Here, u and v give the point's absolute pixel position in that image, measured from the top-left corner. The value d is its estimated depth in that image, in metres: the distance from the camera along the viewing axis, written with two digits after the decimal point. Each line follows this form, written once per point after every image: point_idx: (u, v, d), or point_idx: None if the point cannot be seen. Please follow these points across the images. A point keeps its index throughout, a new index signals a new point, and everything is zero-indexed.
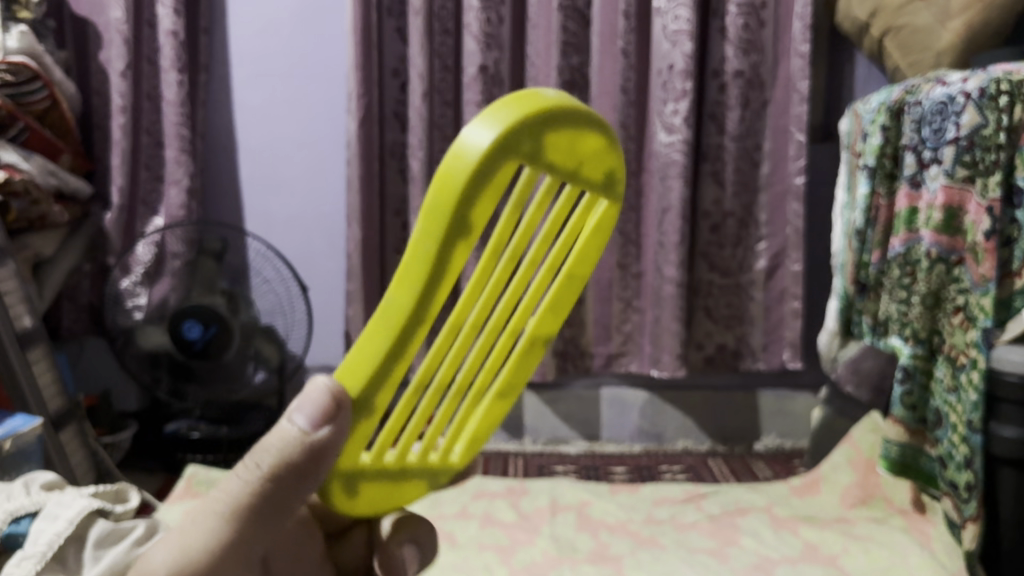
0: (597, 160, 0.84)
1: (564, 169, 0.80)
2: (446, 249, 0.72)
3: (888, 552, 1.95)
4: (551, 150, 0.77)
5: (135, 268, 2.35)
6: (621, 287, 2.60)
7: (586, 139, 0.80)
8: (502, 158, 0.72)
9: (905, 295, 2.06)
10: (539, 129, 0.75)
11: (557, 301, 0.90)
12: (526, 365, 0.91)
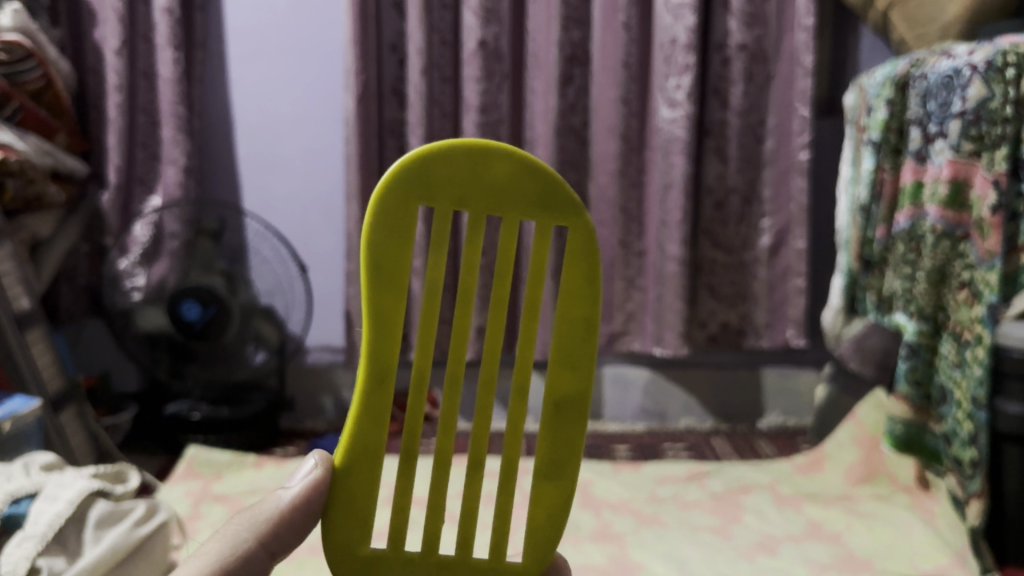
0: (526, 181, 0.95)
1: (491, 202, 0.95)
2: (383, 307, 0.95)
3: (892, 529, 1.94)
4: (449, 182, 0.94)
5: (133, 248, 2.32)
6: (624, 265, 2.58)
7: (499, 171, 0.94)
8: (399, 212, 0.94)
9: (911, 271, 2.04)
10: (424, 168, 0.94)
11: (578, 359, 1.00)
12: (566, 427, 1.02)
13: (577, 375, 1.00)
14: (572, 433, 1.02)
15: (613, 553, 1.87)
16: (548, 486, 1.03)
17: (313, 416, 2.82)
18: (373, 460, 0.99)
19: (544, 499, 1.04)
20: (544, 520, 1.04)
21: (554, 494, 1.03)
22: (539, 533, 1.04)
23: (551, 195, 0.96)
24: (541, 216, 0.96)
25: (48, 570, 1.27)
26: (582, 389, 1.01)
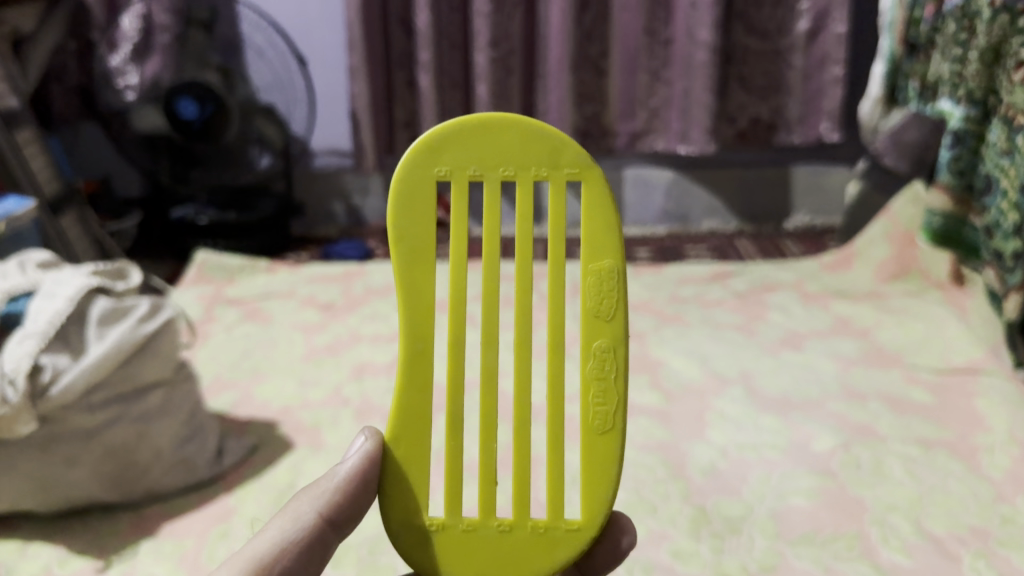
0: (530, 144, 0.85)
1: (500, 172, 0.86)
2: (420, 277, 0.87)
3: (924, 325, 1.89)
4: (458, 155, 0.86)
5: (122, 45, 2.14)
6: (648, 57, 2.41)
7: (501, 139, 0.86)
8: (416, 200, 0.87)
9: (961, 53, 1.87)
10: (437, 147, 0.86)
11: (605, 307, 0.87)
12: (603, 378, 0.88)
13: (608, 321, 0.87)
14: (610, 384, 0.88)
15: (633, 351, 1.82)
16: (598, 439, 0.88)
17: (326, 223, 2.77)
18: (420, 445, 0.88)
19: (597, 452, 0.88)
20: (598, 478, 0.88)
21: (603, 448, 0.88)
22: (595, 491, 0.87)
23: (556, 151, 0.85)
24: (549, 175, 0.86)
25: (52, 369, 1.24)
26: (615, 332, 0.88)
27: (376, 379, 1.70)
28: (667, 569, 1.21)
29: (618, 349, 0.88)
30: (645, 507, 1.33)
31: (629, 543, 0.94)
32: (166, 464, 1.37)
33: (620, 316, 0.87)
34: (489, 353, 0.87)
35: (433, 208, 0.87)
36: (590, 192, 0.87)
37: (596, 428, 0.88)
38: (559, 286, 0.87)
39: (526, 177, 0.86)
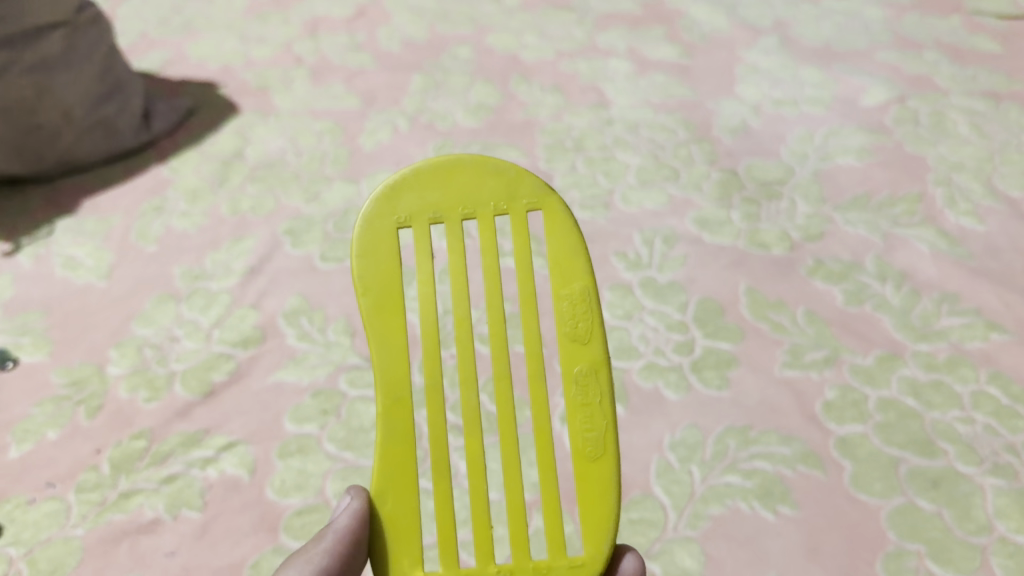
0: (479, 174, 0.63)
1: (456, 210, 0.63)
2: (387, 326, 0.61)
3: None
4: (418, 188, 0.63)
5: None
6: None
7: (449, 176, 0.63)
8: (371, 250, 0.62)
9: None
10: (399, 185, 0.63)
11: (580, 328, 0.63)
12: (591, 402, 0.62)
13: (587, 342, 0.62)
14: (598, 407, 0.62)
15: None
16: (598, 463, 0.61)
17: None
18: (407, 526, 0.59)
19: (592, 483, 0.61)
20: (594, 519, 0.60)
21: (600, 474, 0.61)
22: (593, 518, 0.60)
23: (517, 184, 0.64)
24: (510, 209, 0.63)
25: None
26: (596, 356, 0.62)
27: (335, 34, 1.38)
28: (693, 239, 0.97)
29: (601, 371, 0.62)
30: (665, 173, 1.07)
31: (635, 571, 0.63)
32: (80, 126, 1.11)
33: (598, 336, 0.62)
34: (469, 390, 0.61)
35: (393, 256, 0.62)
36: (553, 216, 0.64)
37: (591, 452, 0.61)
38: (530, 305, 0.62)
39: (486, 212, 0.63)
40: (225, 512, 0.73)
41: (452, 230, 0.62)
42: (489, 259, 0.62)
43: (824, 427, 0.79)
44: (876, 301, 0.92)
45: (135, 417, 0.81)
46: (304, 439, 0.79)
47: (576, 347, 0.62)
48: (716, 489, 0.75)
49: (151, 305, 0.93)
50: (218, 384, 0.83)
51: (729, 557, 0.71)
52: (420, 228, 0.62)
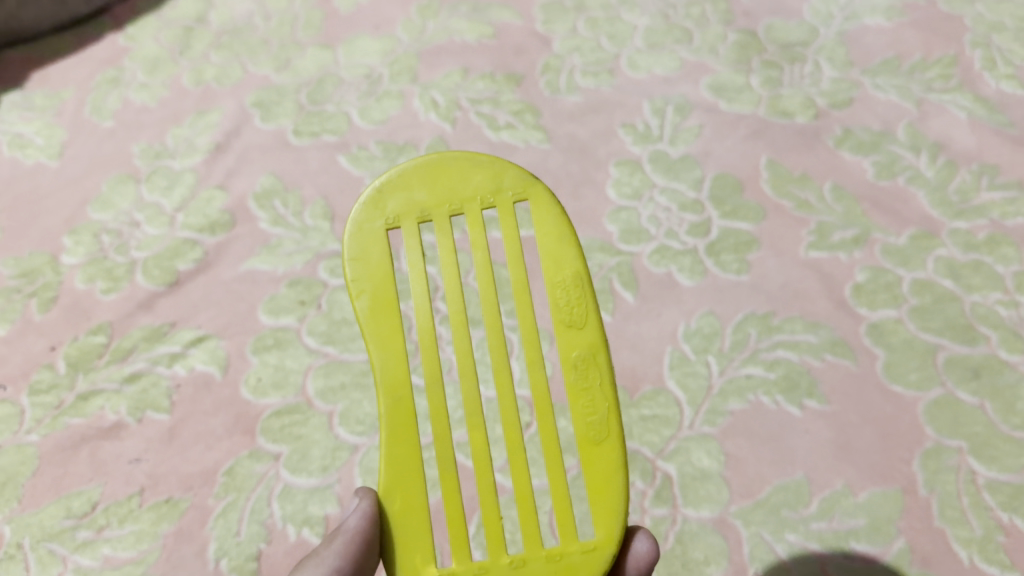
0: (460, 167, 0.52)
1: (440, 210, 0.51)
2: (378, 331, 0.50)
3: None
4: (408, 182, 0.52)
5: None
6: None
7: (427, 175, 0.52)
8: (360, 257, 0.51)
9: None
10: (385, 185, 0.52)
11: (574, 310, 0.51)
12: (589, 388, 0.50)
13: (582, 325, 0.50)
14: (598, 393, 0.50)
15: None
16: (604, 452, 0.49)
17: None
18: (415, 533, 0.47)
19: (601, 472, 0.49)
20: (604, 511, 0.48)
21: (606, 461, 0.49)
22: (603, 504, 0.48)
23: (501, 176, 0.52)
24: (498, 201, 0.52)
25: None
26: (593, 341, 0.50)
27: None
28: (708, 107, 0.87)
29: (600, 356, 0.50)
30: (675, 35, 0.94)
31: (645, 558, 0.51)
32: None
33: (594, 321, 0.50)
34: (469, 389, 0.49)
35: (385, 263, 0.51)
36: (541, 203, 0.52)
37: (593, 442, 0.49)
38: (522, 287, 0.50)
39: (474, 209, 0.51)
40: (195, 413, 0.66)
41: (441, 232, 0.51)
42: (479, 255, 0.50)
43: (855, 314, 0.71)
44: (909, 175, 0.82)
45: (94, 310, 0.73)
46: (281, 332, 0.70)
47: (575, 328, 0.50)
48: (735, 382, 0.67)
49: (108, 186, 0.84)
50: (183, 274, 0.75)
51: (752, 456, 0.64)
52: (409, 231, 0.51)
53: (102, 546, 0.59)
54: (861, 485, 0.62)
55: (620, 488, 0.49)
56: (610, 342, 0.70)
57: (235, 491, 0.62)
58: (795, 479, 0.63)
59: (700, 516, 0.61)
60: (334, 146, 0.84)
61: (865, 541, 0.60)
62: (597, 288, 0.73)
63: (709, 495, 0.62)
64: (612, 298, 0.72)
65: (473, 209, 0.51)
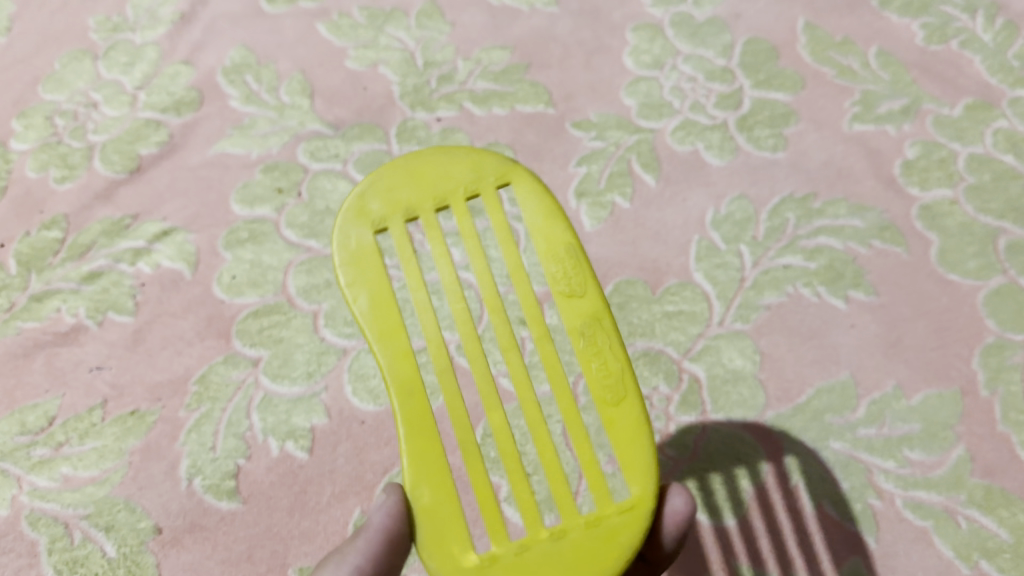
0: (436, 159, 0.42)
1: (423, 207, 0.42)
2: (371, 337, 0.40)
3: None
4: (386, 184, 0.42)
5: None
6: None
7: (402, 172, 0.42)
8: (353, 270, 0.41)
9: None
10: (363, 194, 0.42)
11: (570, 277, 0.42)
12: (600, 354, 0.41)
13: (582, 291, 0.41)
14: (610, 355, 0.41)
15: None
16: (627, 415, 0.40)
17: None
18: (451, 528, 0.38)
19: (629, 436, 0.40)
20: (637, 470, 0.40)
21: (629, 423, 0.40)
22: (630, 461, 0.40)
23: (480, 163, 0.43)
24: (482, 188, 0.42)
25: None
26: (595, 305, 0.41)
27: None
28: None
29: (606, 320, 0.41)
30: None
31: (680, 516, 0.41)
32: None
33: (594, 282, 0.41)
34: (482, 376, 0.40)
35: (376, 271, 0.41)
36: (527, 183, 0.43)
37: (611, 406, 0.40)
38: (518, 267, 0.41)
39: (458, 202, 0.42)
40: (162, 316, 0.59)
41: (432, 232, 0.41)
42: (473, 247, 0.41)
43: (905, 194, 0.62)
44: (963, 38, 0.69)
45: (47, 201, 0.65)
46: (257, 224, 0.62)
47: (578, 295, 0.41)
48: (771, 274, 0.59)
49: (61, 65, 0.72)
50: (146, 160, 0.66)
51: (791, 355, 0.56)
52: (398, 232, 0.41)
53: (60, 464, 0.52)
54: (915, 386, 0.55)
55: (649, 447, 0.40)
56: (630, 231, 0.62)
57: (209, 402, 0.54)
58: (840, 381, 0.55)
59: (731, 425, 0.54)
60: (312, 12, 0.74)
61: (919, 449, 0.53)
62: (613, 170, 0.64)
63: (741, 400, 0.55)
64: (631, 181, 0.64)
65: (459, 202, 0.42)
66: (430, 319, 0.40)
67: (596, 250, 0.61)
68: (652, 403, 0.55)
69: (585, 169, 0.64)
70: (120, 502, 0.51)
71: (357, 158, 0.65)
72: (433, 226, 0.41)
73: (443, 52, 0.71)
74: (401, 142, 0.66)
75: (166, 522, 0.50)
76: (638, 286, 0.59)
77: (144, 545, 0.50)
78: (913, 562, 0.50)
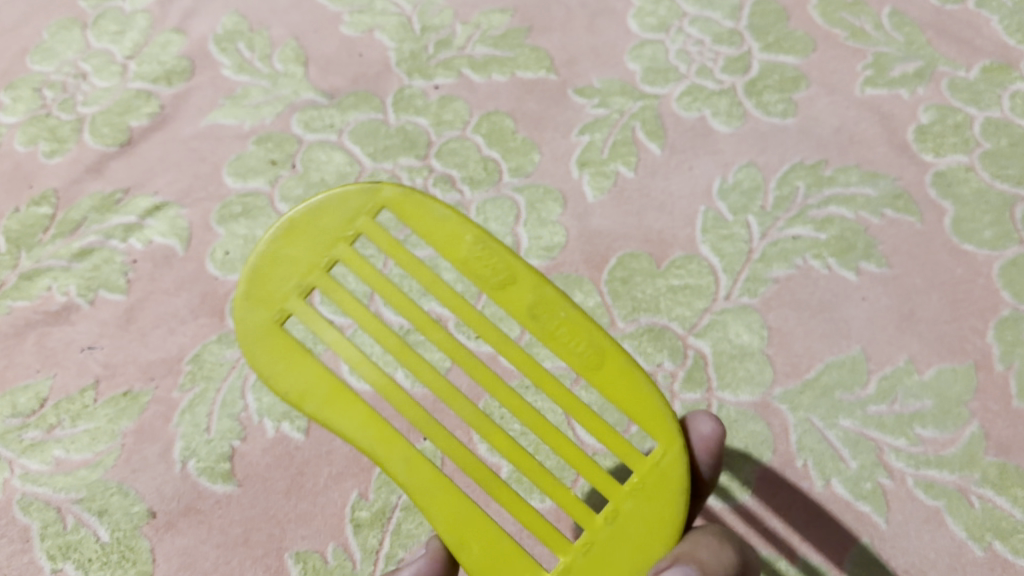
0: (299, 229, 0.39)
1: (314, 275, 0.39)
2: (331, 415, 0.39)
3: None
4: (267, 281, 0.39)
5: None
6: None
7: (275, 260, 0.39)
8: (293, 371, 0.39)
9: None
10: (250, 304, 0.39)
11: (487, 268, 0.39)
12: (559, 328, 0.38)
13: (508, 276, 0.39)
14: (569, 327, 0.38)
15: None
16: (614, 369, 0.39)
17: None
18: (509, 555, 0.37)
19: (630, 391, 0.39)
20: (650, 419, 0.39)
21: (618, 379, 0.39)
22: (634, 407, 0.39)
23: (334, 205, 0.39)
24: (352, 227, 0.39)
25: None
26: (531, 286, 0.39)
27: None
28: None
29: (548, 290, 0.39)
30: None
31: (711, 440, 0.42)
32: None
33: (513, 258, 0.39)
34: (459, 401, 0.38)
35: (303, 357, 0.39)
36: (403, 201, 0.39)
37: (593, 371, 0.38)
38: (434, 279, 0.39)
39: (343, 249, 0.39)
40: (155, 293, 0.57)
41: (339, 296, 0.39)
42: (387, 288, 0.39)
43: (919, 161, 0.60)
44: None
45: (36, 175, 0.63)
46: (250, 198, 0.61)
47: (509, 288, 0.39)
48: (780, 246, 0.57)
49: (49, 34, 0.70)
50: (137, 132, 0.65)
51: (799, 329, 0.55)
52: (302, 312, 0.39)
53: (52, 447, 0.51)
54: (927, 361, 0.53)
55: (650, 390, 0.39)
56: (634, 202, 0.60)
57: (203, 381, 0.53)
58: (850, 356, 0.54)
59: (738, 402, 0.52)
60: None
61: (931, 426, 0.51)
62: (617, 139, 0.62)
63: (749, 376, 0.53)
64: (635, 150, 0.62)
65: (342, 252, 0.39)
66: (377, 374, 0.39)
67: (600, 221, 0.59)
68: (656, 379, 0.53)
69: (588, 137, 0.62)
70: (113, 486, 0.50)
71: (352, 129, 0.63)
72: (332, 288, 0.39)
73: (440, 16, 0.68)
74: (398, 110, 0.64)
75: (160, 506, 0.49)
76: (642, 259, 0.58)
77: (138, 530, 0.49)
78: (924, 543, 0.48)
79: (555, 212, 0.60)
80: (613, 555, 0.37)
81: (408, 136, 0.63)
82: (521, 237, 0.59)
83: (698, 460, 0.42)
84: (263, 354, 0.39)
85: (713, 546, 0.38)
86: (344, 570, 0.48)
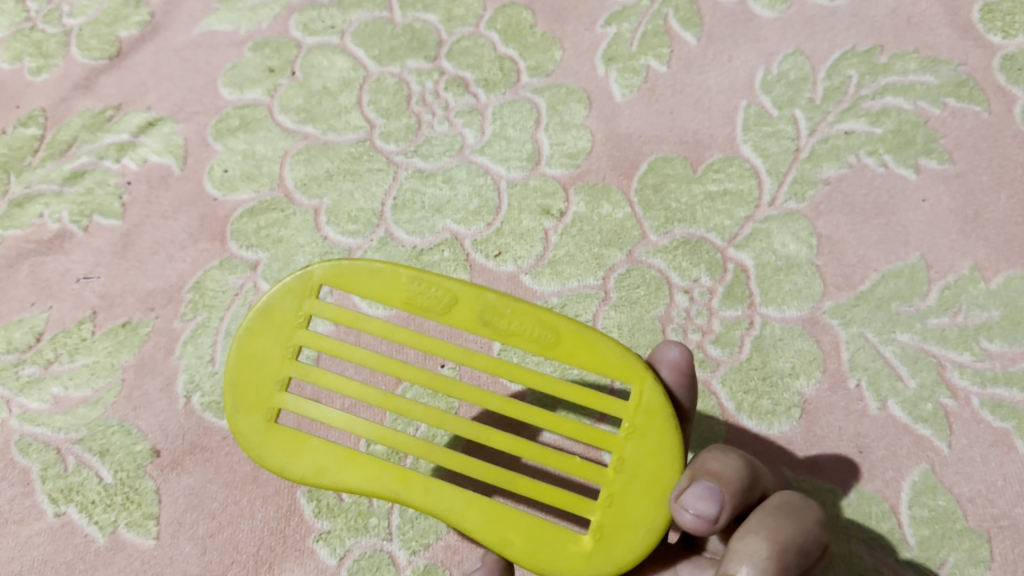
0: (252, 338, 0.36)
1: (284, 366, 0.36)
2: (345, 479, 0.36)
3: None
4: (249, 394, 0.36)
5: None
6: None
7: (243, 363, 0.36)
8: (305, 454, 0.36)
9: None
10: (240, 415, 0.36)
11: (429, 297, 0.35)
12: (509, 324, 0.34)
13: (450, 297, 0.35)
14: (522, 324, 0.34)
15: None
16: (579, 340, 0.34)
17: None
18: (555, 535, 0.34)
19: (595, 353, 0.34)
20: (628, 372, 0.34)
21: (588, 354, 0.34)
22: (611, 366, 0.34)
23: (280, 299, 0.36)
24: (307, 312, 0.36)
25: None
26: (475, 304, 0.35)
27: None
28: None
29: (491, 293, 0.35)
30: None
31: (681, 362, 0.40)
32: None
33: (446, 280, 0.35)
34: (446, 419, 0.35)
35: (300, 440, 0.36)
36: (333, 269, 0.36)
37: (559, 349, 0.34)
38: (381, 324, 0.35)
39: (304, 333, 0.36)
40: (153, 217, 0.53)
41: (316, 377, 0.36)
42: (349, 352, 0.35)
43: (985, 42, 0.54)
44: None
45: (23, 94, 0.58)
46: (248, 110, 0.56)
47: (459, 310, 0.35)
48: (831, 143, 0.52)
49: None
50: (127, 43, 0.60)
51: (852, 237, 0.50)
52: (288, 405, 0.36)
53: (51, 385, 0.49)
54: (995, 268, 0.48)
55: (619, 346, 0.35)
56: (667, 99, 0.54)
57: (206, 310, 0.50)
58: (909, 264, 0.49)
59: (784, 318, 0.48)
60: None
61: (998, 340, 0.46)
62: (647, 29, 0.56)
63: (796, 289, 0.48)
64: (668, 41, 0.56)
65: (304, 338, 0.36)
66: (362, 425, 0.36)
67: (629, 123, 0.54)
68: (693, 297, 0.48)
69: (614, 28, 0.56)
70: (115, 424, 0.47)
71: (355, 29, 0.58)
72: (304, 373, 0.36)
73: None
74: (403, 7, 0.58)
75: (165, 445, 0.47)
76: (676, 164, 0.52)
77: (142, 470, 0.46)
78: (991, 469, 0.44)
79: (579, 114, 0.54)
80: (641, 501, 0.34)
81: (416, 35, 0.57)
82: (542, 144, 0.53)
83: (673, 388, 0.39)
84: (269, 453, 0.36)
85: (719, 457, 0.35)
86: (360, 507, 0.45)
